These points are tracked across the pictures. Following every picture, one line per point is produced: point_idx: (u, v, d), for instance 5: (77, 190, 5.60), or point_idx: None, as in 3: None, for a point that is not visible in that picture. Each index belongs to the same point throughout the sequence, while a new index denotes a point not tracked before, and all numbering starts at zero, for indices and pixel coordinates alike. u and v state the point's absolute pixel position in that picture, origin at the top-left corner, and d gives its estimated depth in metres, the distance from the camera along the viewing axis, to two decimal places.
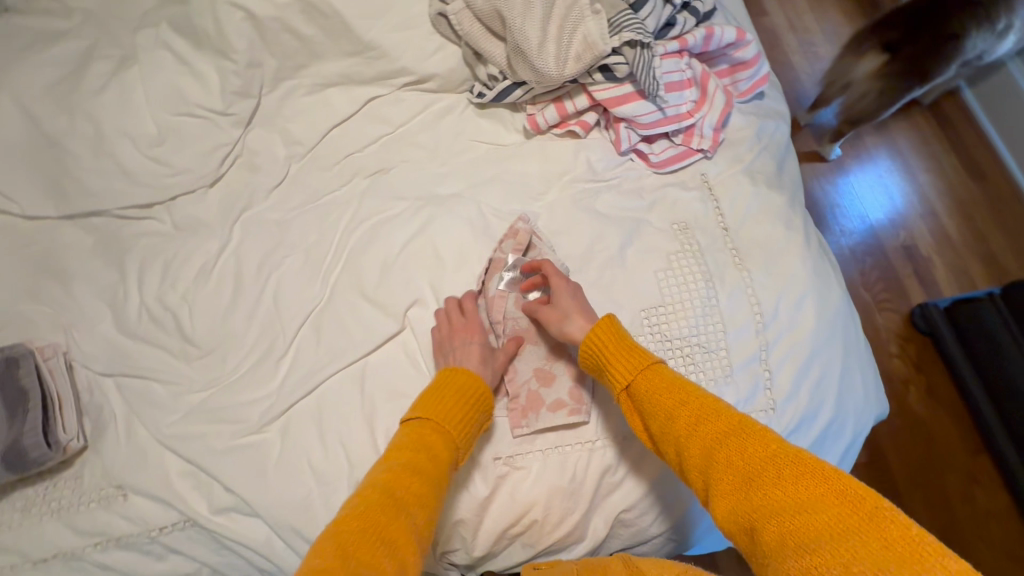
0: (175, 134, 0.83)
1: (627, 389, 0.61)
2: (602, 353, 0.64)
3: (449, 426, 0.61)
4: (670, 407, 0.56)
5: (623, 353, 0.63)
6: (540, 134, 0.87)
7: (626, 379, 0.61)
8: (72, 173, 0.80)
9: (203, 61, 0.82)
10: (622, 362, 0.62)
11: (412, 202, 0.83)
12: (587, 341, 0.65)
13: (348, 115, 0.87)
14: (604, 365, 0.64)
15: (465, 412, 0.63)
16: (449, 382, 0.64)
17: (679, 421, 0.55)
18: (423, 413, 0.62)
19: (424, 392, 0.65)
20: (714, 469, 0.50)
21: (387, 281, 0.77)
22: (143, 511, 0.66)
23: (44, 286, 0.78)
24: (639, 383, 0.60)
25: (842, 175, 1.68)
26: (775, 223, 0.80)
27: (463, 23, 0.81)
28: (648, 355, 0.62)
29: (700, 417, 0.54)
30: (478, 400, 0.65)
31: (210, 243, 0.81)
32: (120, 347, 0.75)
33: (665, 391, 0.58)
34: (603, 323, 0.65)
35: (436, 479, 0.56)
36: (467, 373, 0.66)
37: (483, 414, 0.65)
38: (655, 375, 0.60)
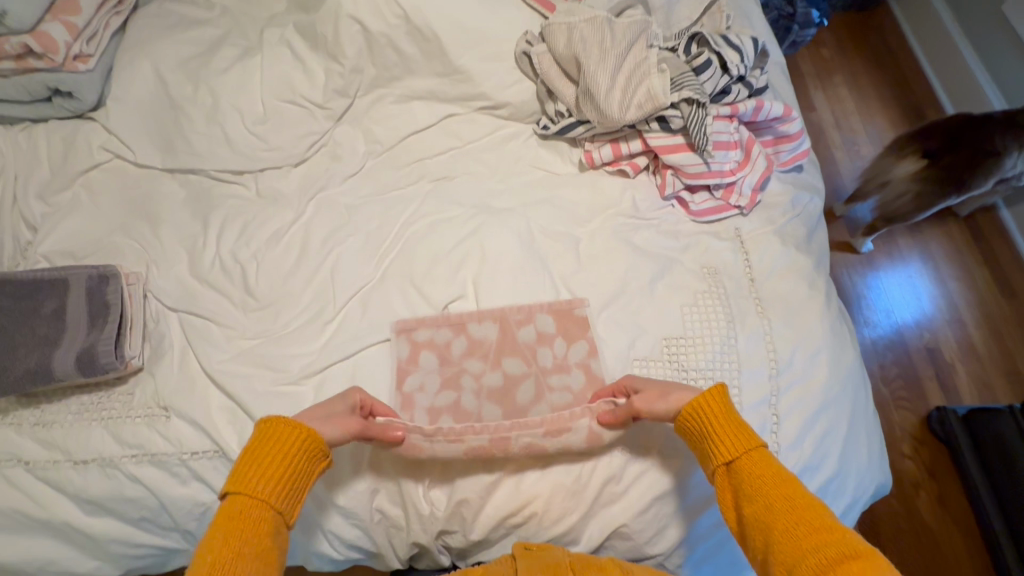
0: (277, 115, 0.94)
1: (727, 464, 0.60)
2: (707, 422, 0.63)
3: (264, 490, 0.55)
4: (772, 499, 0.55)
5: (732, 429, 0.61)
6: (593, 169, 0.95)
7: (728, 456, 0.60)
8: (183, 133, 0.91)
9: (315, 61, 0.95)
10: (729, 438, 0.61)
11: (469, 210, 0.92)
12: (692, 405, 0.64)
13: (426, 126, 0.98)
14: (704, 435, 0.63)
15: (283, 468, 0.57)
16: (267, 438, 0.58)
17: (778, 514, 0.54)
18: (234, 485, 0.55)
19: (241, 454, 0.57)
20: (801, 570, 0.50)
21: (434, 273, 0.85)
22: (181, 434, 0.72)
23: (136, 224, 0.87)
24: (743, 463, 0.59)
25: (871, 269, 1.73)
26: (799, 281, 0.85)
27: (543, 63, 0.92)
28: (757, 437, 0.61)
29: (801, 517, 0.53)
30: (303, 451, 0.58)
31: (287, 213, 0.90)
32: (190, 288, 0.83)
33: (771, 480, 0.57)
34: (715, 393, 0.64)
35: (254, 551, 0.51)
36: (280, 424, 0.59)
37: (312, 464, 0.59)
38: (761, 461, 0.59)
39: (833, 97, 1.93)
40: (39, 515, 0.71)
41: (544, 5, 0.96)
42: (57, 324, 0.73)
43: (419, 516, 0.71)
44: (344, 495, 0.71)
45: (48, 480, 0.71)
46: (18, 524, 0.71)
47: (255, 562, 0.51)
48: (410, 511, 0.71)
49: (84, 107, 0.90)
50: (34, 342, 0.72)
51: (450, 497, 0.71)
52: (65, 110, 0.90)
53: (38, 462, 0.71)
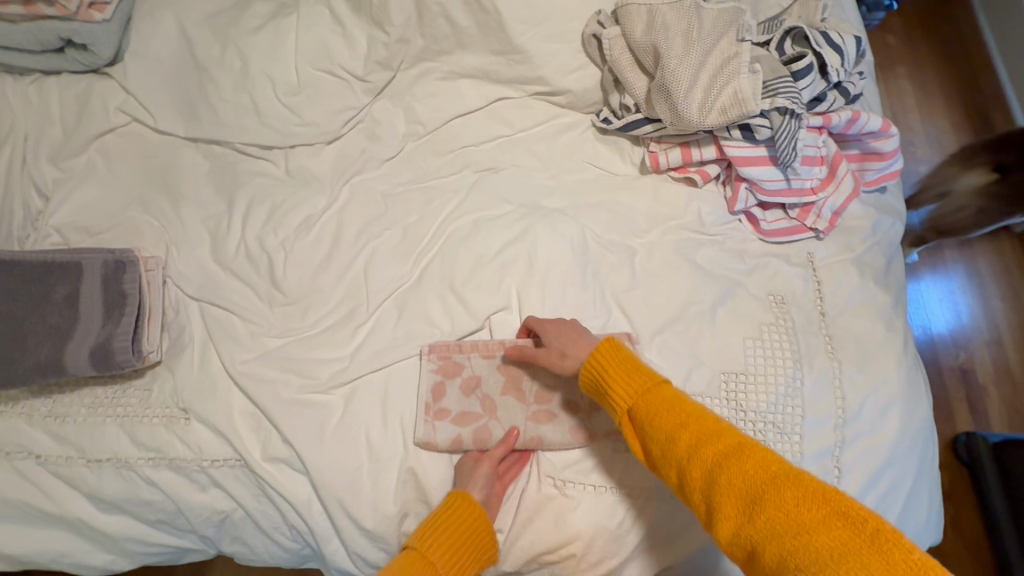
0: (312, 87, 0.84)
1: (628, 407, 0.58)
2: (602, 375, 0.61)
3: (439, 562, 0.60)
4: (670, 429, 0.54)
5: (626, 375, 0.60)
6: (656, 173, 0.86)
7: (627, 401, 0.58)
8: (208, 99, 0.82)
9: (357, 26, 0.85)
10: (623, 386, 0.59)
11: (516, 209, 0.84)
12: (590, 363, 0.63)
13: (475, 109, 0.89)
14: (604, 387, 0.61)
15: (460, 549, 0.61)
16: (456, 513, 0.62)
17: (680, 443, 0.52)
18: (419, 544, 0.61)
19: (433, 517, 0.63)
20: (714, 489, 0.49)
21: (476, 279, 0.77)
22: (201, 439, 0.68)
23: (155, 199, 0.80)
24: (640, 406, 0.57)
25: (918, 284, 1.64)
26: (875, 320, 0.78)
27: (614, 49, 0.81)
28: (652, 375, 0.59)
29: (701, 438, 0.52)
30: (473, 540, 0.62)
31: (319, 197, 0.82)
32: (212, 275, 0.77)
33: (666, 411, 0.55)
34: (607, 344, 0.63)
35: None
36: (469, 505, 0.63)
37: (480, 554, 0.62)
38: (657, 397, 0.57)
39: None
40: (52, 511, 0.67)
41: None
42: (69, 313, 0.67)
43: None
44: (372, 517, 0.67)
45: (61, 476, 0.67)
46: (29, 516, 0.68)
47: None
48: None
49: (99, 62, 0.81)
50: (45, 332, 0.66)
51: None
52: (80, 64, 0.81)
53: (50, 457, 0.67)
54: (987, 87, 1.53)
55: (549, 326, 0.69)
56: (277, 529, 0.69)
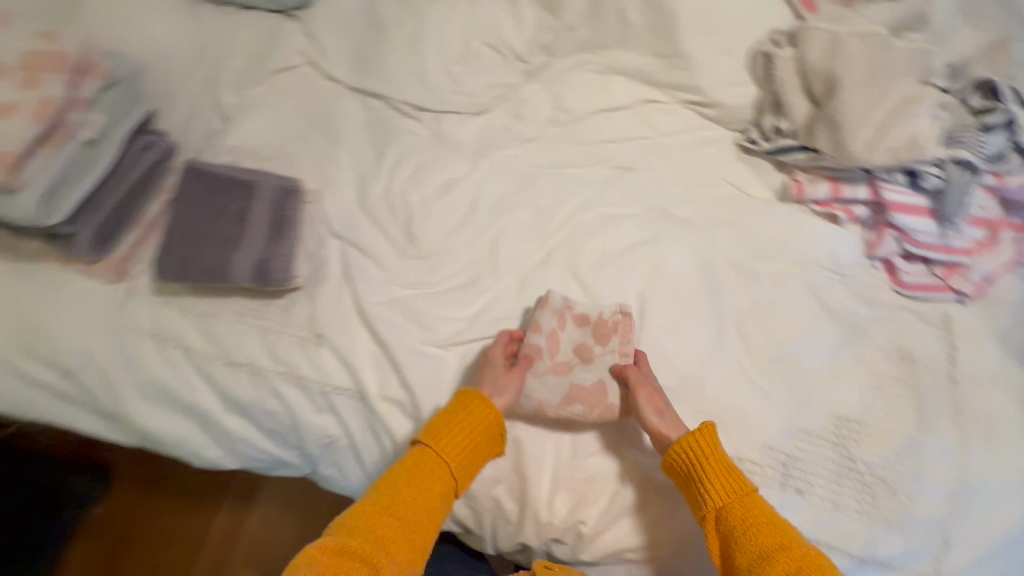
0: (475, 60, 0.88)
1: (717, 511, 0.62)
2: (699, 465, 0.64)
3: (446, 454, 0.65)
4: (767, 547, 0.59)
5: (724, 475, 0.63)
6: (796, 203, 0.84)
7: (719, 501, 0.62)
8: (379, 54, 0.87)
9: (529, 9, 0.88)
10: (720, 485, 0.63)
11: (646, 211, 0.85)
12: (682, 444, 0.65)
13: (621, 107, 0.90)
14: (693, 478, 0.64)
15: (466, 442, 0.66)
16: (461, 408, 0.67)
17: (772, 563, 0.58)
18: (427, 441, 0.66)
19: (438, 415, 0.68)
20: None
21: (602, 271, 0.78)
22: (329, 366, 0.73)
23: (315, 139, 0.86)
24: (731, 510, 0.61)
25: None
26: (1010, 399, 0.73)
27: (784, 71, 0.80)
28: (744, 480, 0.63)
29: (798, 566, 0.57)
30: (483, 429, 0.67)
31: (462, 165, 0.86)
32: (354, 218, 0.81)
33: (760, 526, 0.60)
34: (705, 431, 0.65)
35: (427, 502, 0.63)
36: (472, 404, 0.67)
37: (488, 448, 0.68)
38: (751, 506, 0.62)
39: None
40: (186, 401, 0.73)
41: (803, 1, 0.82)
42: (238, 226, 0.73)
43: (537, 519, 0.69)
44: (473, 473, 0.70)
45: (203, 370, 0.73)
46: (164, 400, 0.74)
47: (425, 509, 0.62)
48: (528, 513, 0.69)
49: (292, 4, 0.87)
50: (217, 240, 0.72)
51: (572, 511, 0.69)
52: (272, 4, 0.87)
53: (198, 351, 0.73)
54: None
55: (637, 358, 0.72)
56: (374, 466, 0.73)
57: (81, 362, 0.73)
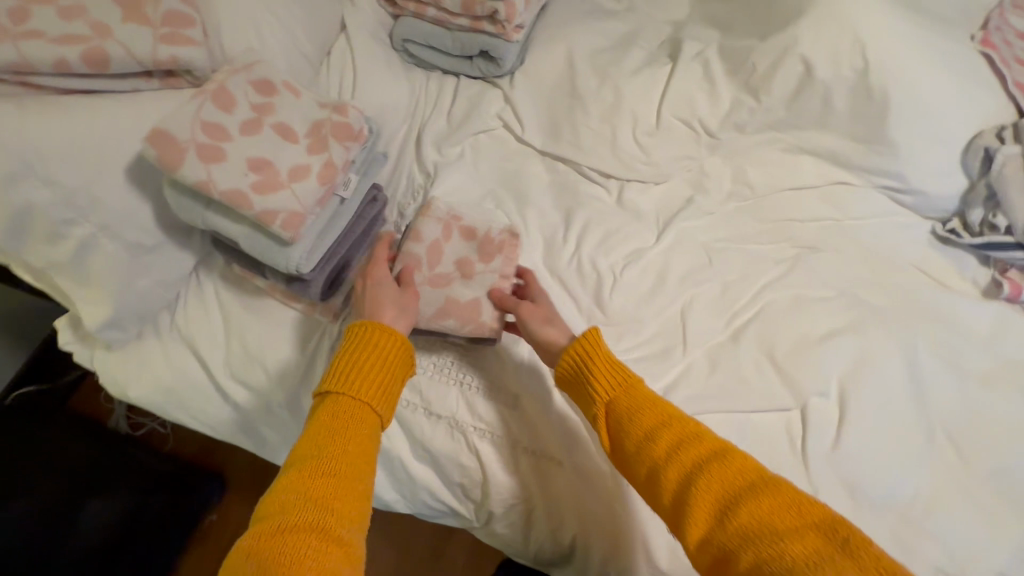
0: (665, 133, 0.91)
1: (608, 405, 0.59)
2: (584, 364, 0.62)
3: (353, 389, 0.56)
4: (652, 427, 0.54)
5: (608, 368, 0.60)
6: (1006, 302, 0.81)
7: (608, 394, 0.59)
8: (575, 123, 0.91)
9: (727, 86, 0.89)
10: (606, 379, 0.59)
11: (838, 295, 0.82)
12: (571, 349, 0.63)
13: (808, 186, 0.90)
14: (586, 378, 0.61)
15: (375, 375, 0.58)
16: (362, 341, 0.60)
17: (658, 441, 0.53)
18: (331, 386, 0.57)
19: (338, 356, 0.59)
20: (730, 515, 0.46)
21: (798, 356, 0.77)
22: (526, 428, 0.73)
23: (506, 198, 0.90)
24: (619, 400, 0.58)
25: None
26: None
27: (1007, 167, 0.78)
28: (629, 372, 0.60)
29: (681, 437, 0.53)
30: (387, 357, 0.60)
31: (647, 234, 0.87)
32: (544, 279, 0.84)
33: (647, 407, 0.56)
34: (591, 333, 0.63)
35: (349, 448, 0.52)
36: (375, 335, 0.61)
37: (395, 380, 0.60)
38: (637, 394, 0.57)
39: None
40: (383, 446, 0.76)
41: None
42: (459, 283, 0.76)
43: None
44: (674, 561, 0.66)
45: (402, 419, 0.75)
46: None
47: (347, 453, 0.52)
48: None
49: (499, 73, 0.92)
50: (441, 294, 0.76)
51: None
52: (478, 71, 0.94)
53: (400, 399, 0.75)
54: None
55: (529, 279, 0.76)
56: (558, 530, 0.73)
57: (291, 397, 0.77)
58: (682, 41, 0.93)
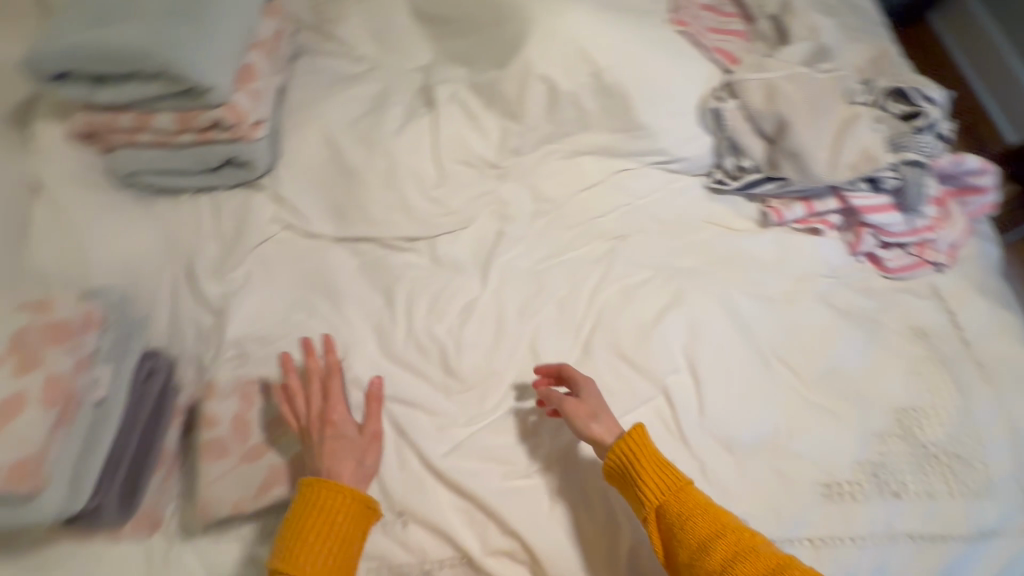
0: (452, 180, 0.89)
1: (658, 509, 0.65)
2: (632, 466, 0.66)
3: (310, 552, 0.62)
4: (705, 536, 0.61)
5: (659, 472, 0.66)
6: (778, 225, 0.92)
7: (657, 499, 0.65)
8: (359, 201, 0.86)
9: (490, 120, 0.90)
10: (655, 482, 0.65)
11: (657, 272, 0.89)
12: (618, 447, 0.67)
13: (597, 182, 0.95)
14: (631, 480, 0.66)
15: (330, 535, 0.63)
16: (316, 499, 0.64)
17: (710, 551, 0.60)
18: (291, 547, 0.62)
19: (294, 515, 0.64)
20: None
21: (645, 345, 0.80)
22: (423, 542, 0.68)
23: (317, 302, 0.82)
24: (670, 505, 0.64)
25: None
26: (1013, 343, 0.83)
27: (734, 122, 0.88)
28: (678, 475, 0.66)
29: (734, 549, 0.60)
30: (347, 514, 0.64)
31: (473, 283, 0.85)
32: (386, 371, 0.78)
33: (698, 515, 0.63)
34: (637, 432, 0.68)
35: None
36: (330, 492, 0.64)
37: (358, 534, 0.65)
38: (687, 499, 0.64)
39: None
40: None
41: (724, 56, 0.91)
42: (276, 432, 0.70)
43: None
44: None
45: None
46: None
47: None
48: None
49: (256, 174, 0.83)
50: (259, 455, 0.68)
51: None
52: (232, 178, 0.83)
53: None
54: (972, 117, 1.77)
55: (583, 381, 0.73)
56: None
57: None
58: (434, 85, 0.93)
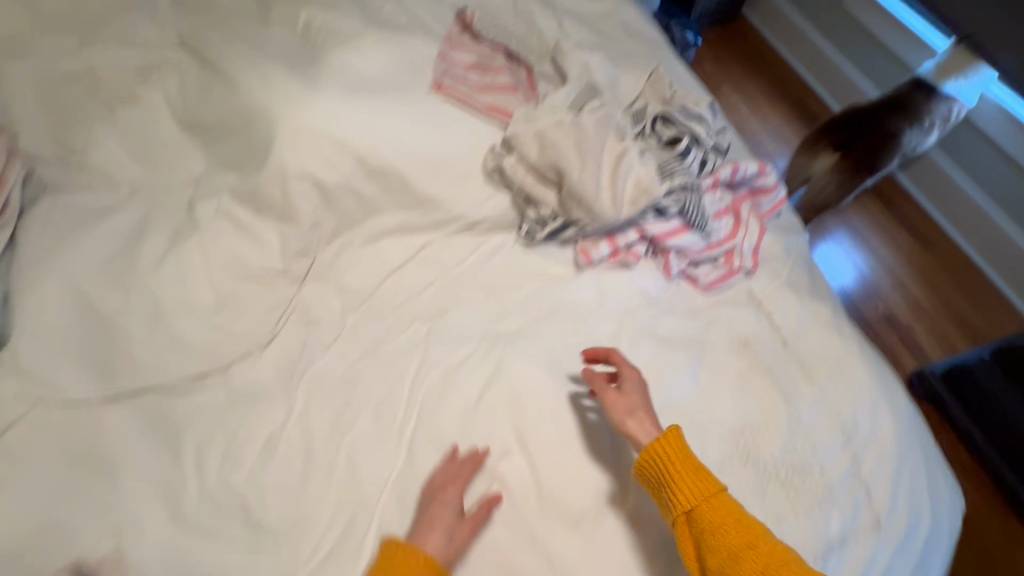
0: (234, 301, 0.81)
1: (688, 513, 0.64)
2: (668, 467, 0.66)
3: None
4: (735, 548, 0.60)
5: (693, 475, 0.65)
6: (592, 266, 0.90)
7: (689, 504, 0.64)
8: (121, 351, 0.75)
9: (265, 228, 0.82)
10: (689, 488, 0.64)
11: (479, 343, 0.84)
12: (650, 449, 0.67)
13: (403, 262, 0.89)
14: (665, 484, 0.66)
15: None
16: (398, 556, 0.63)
17: (741, 563, 0.59)
18: None
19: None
20: None
21: (468, 435, 0.76)
22: None
23: (83, 485, 0.67)
24: (702, 511, 0.63)
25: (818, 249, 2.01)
26: (828, 333, 0.85)
27: (518, 174, 0.86)
28: (713, 482, 0.65)
29: (766, 564, 0.59)
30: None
31: (276, 410, 0.77)
32: (176, 549, 0.66)
33: (728, 525, 0.62)
34: (672, 433, 0.67)
35: None
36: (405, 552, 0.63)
37: None
38: (720, 506, 0.63)
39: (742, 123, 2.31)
40: None
41: (500, 114, 0.90)
42: None
43: None
44: None
45: None
46: None
47: None
48: None
49: None
50: None
51: None
52: None
53: None
54: None
55: (630, 373, 0.75)
56: None
57: None
58: (199, 198, 0.85)
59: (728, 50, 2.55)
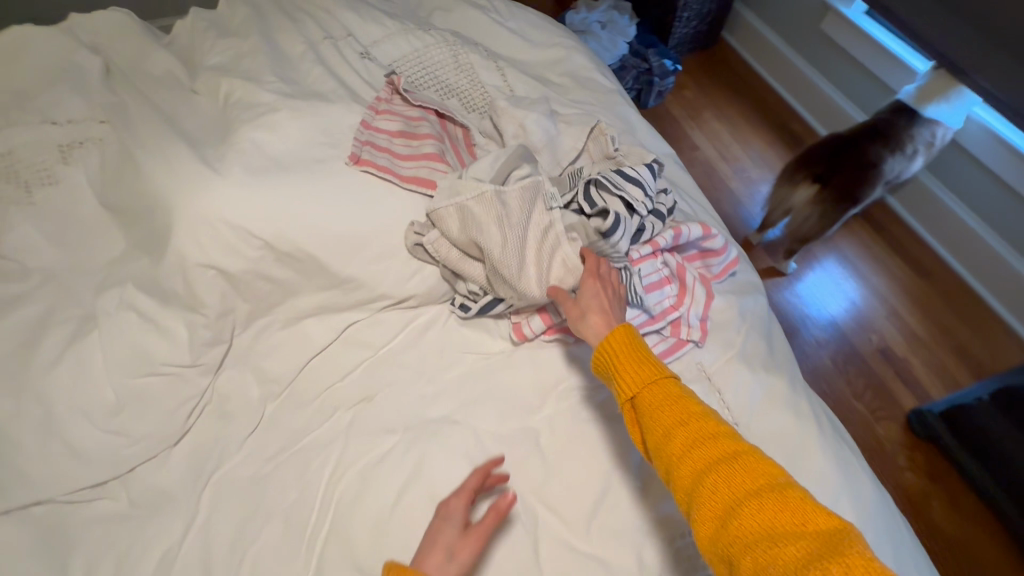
0: (138, 399, 0.75)
1: (630, 398, 0.60)
2: (613, 363, 0.63)
3: None
4: (669, 424, 0.56)
5: (636, 364, 0.61)
6: (528, 341, 0.86)
7: (631, 391, 0.60)
8: (10, 463, 0.69)
9: (169, 317, 0.77)
10: (631, 373, 0.61)
11: (403, 433, 0.78)
12: (603, 345, 0.64)
13: (326, 345, 0.84)
14: (613, 372, 0.63)
15: None
16: None
17: (673, 440, 0.55)
18: None
19: None
20: (725, 521, 0.49)
21: (381, 546, 0.69)
22: None
23: None
24: (642, 397, 0.59)
25: (803, 280, 1.90)
26: (783, 413, 0.78)
27: (441, 250, 0.82)
28: (658, 370, 0.61)
29: (696, 438, 0.55)
30: None
31: (176, 522, 0.70)
32: None
33: (669, 406, 0.57)
34: (620, 331, 0.64)
35: None
36: None
37: None
38: (660, 391, 0.59)
39: (722, 148, 2.25)
40: None
41: (423, 185, 0.85)
42: None
43: None
44: None
45: None
46: None
47: None
48: None
49: None
50: None
51: None
52: None
53: None
54: None
55: (590, 281, 0.73)
56: None
57: None
58: (107, 286, 0.80)
59: (709, 74, 2.49)
